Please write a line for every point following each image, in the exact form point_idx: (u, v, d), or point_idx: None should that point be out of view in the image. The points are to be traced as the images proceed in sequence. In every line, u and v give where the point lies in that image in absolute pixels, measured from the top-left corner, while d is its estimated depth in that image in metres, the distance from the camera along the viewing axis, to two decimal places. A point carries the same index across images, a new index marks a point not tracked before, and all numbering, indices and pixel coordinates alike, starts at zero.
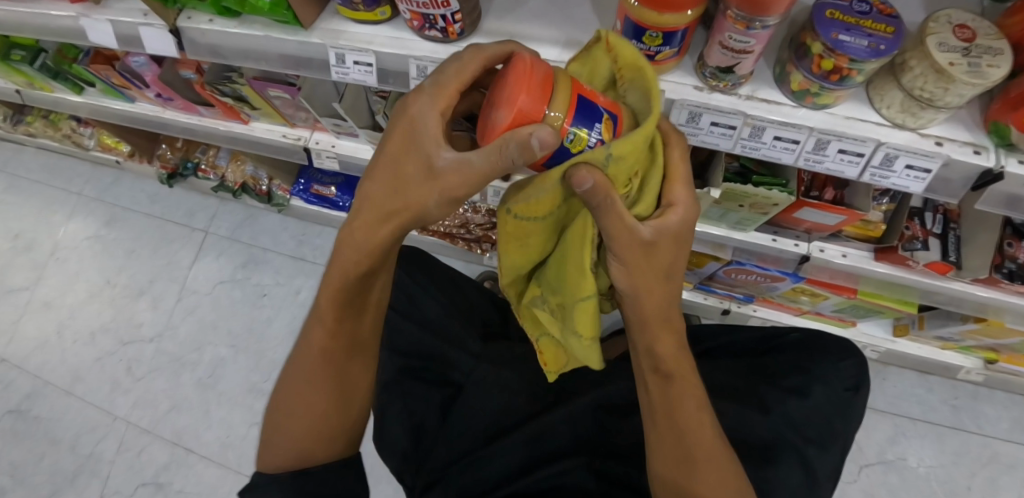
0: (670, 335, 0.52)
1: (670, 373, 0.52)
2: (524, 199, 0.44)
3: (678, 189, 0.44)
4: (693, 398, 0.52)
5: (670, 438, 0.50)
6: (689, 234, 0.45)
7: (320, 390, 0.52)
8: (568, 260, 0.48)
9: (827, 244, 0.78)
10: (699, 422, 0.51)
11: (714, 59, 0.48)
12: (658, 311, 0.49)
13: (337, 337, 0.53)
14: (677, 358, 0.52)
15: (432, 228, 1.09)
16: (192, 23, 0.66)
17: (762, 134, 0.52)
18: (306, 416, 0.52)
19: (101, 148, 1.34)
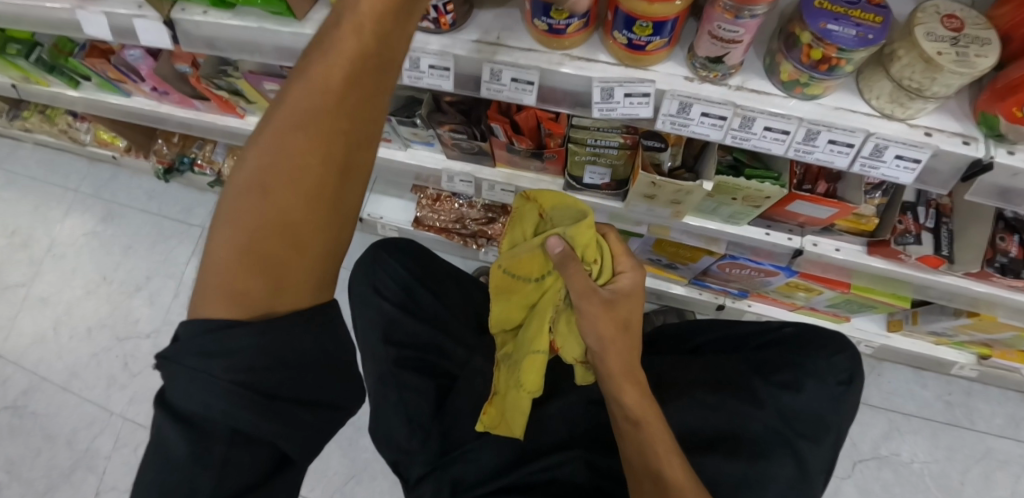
0: (633, 390, 0.57)
1: (636, 415, 0.55)
2: (511, 258, 0.69)
3: (625, 259, 0.62)
4: (662, 440, 0.53)
5: (636, 450, 0.52)
6: (640, 294, 0.61)
7: (274, 236, 0.34)
8: (536, 319, 0.69)
9: (820, 238, 0.78)
10: (674, 464, 0.51)
11: (703, 49, 0.48)
12: (623, 365, 0.58)
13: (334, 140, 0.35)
14: (643, 405, 0.56)
15: (428, 223, 1.09)
16: (188, 15, 0.66)
17: (752, 125, 0.51)
18: (267, 254, 0.35)
19: (99, 143, 1.34)
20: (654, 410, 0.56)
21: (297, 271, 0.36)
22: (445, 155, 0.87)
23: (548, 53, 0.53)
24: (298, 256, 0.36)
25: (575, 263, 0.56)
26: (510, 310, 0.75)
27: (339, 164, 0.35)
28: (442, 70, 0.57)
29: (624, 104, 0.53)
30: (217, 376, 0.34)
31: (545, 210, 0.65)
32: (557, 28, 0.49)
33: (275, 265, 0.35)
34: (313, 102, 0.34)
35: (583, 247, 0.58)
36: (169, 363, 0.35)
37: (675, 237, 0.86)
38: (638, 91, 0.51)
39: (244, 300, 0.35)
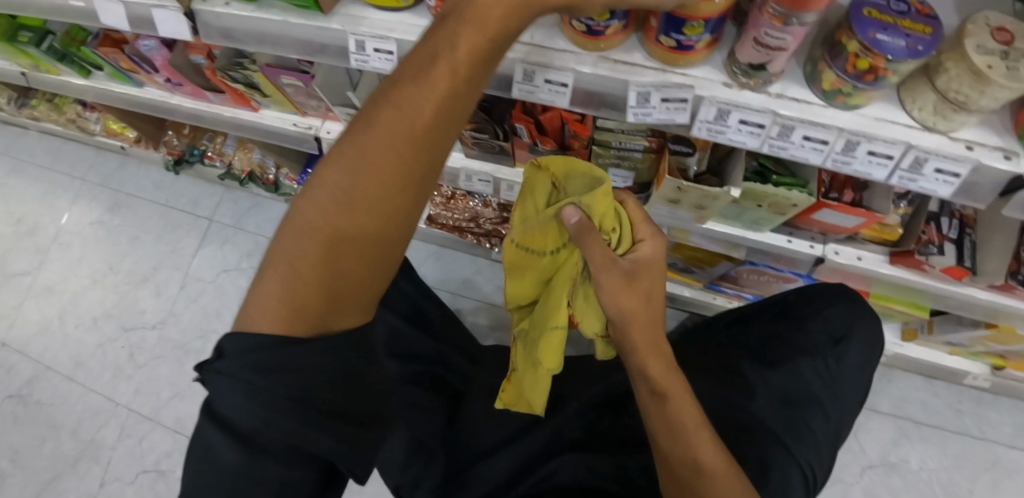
0: (660, 363, 0.56)
1: (665, 391, 0.55)
2: (524, 232, 0.66)
3: (643, 228, 0.56)
4: (690, 416, 0.54)
5: (664, 422, 0.53)
6: (661, 264, 0.56)
7: (333, 258, 0.35)
8: (553, 295, 0.67)
9: (842, 246, 0.77)
10: (704, 437, 0.53)
11: (746, 55, 0.47)
12: (649, 337, 0.56)
13: (417, 171, 0.35)
14: (667, 375, 0.56)
15: (441, 222, 1.08)
16: (207, 5, 0.64)
17: (791, 134, 0.50)
18: (329, 274, 0.35)
19: (107, 133, 1.32)
20: (679, 383, 0.56)
21: (349, 289, 0.37)
22: (464, 153, 0.85)
23: (585, 56, 0.52)
24: (359, 273, 0.37)
25: (592, 234, 0.51)
26: (531, 286, 0.73)
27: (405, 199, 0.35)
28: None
29: (660, 110, 0.52)
30: (257, 387, 0.33)
31: (557, 180, 0.60)
32: (596, 30, 0.48)
33: (328, 285, 0.36)
34: (393, 138, 0.33)
35: (601, 216, 0.53)
36: (218, 378, 0.34)
37: (695, 242, 0.85)
38: (676, 97, 0.50)
39: (300, 315, 0.36)
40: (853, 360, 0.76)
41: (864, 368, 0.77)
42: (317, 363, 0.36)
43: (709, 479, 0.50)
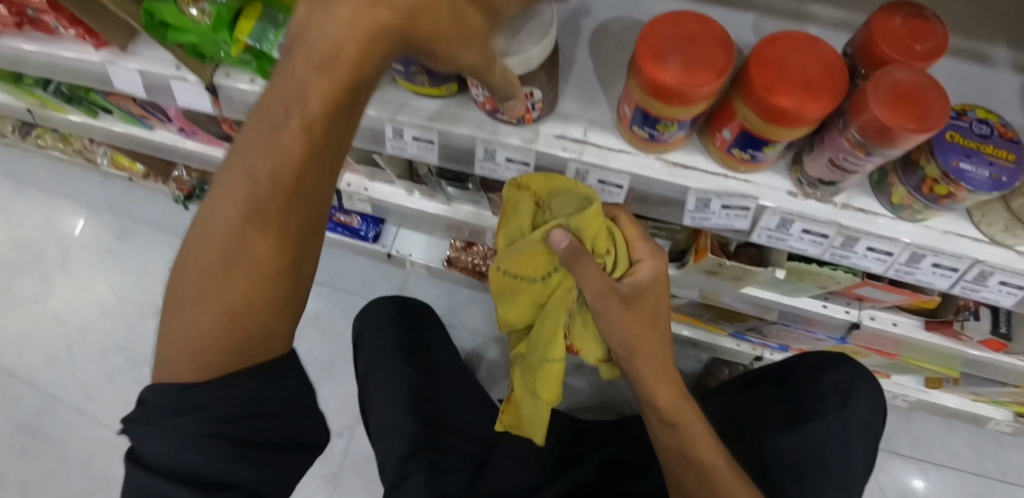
0: (670, 385, 0.59)
1: (670, 411, 0.58)
2: (513, 260, 0.60)
3: (641, 245, 0.54)
4: (703, 441, 0.58)
5: (681, 451, 0.58)
6: (663, 279, 0.55)
7: (212, 317, 0.40)
8: (549, 320, 0.64)
9: (878, 311, 0.76)
10: (709, 444, 0.59)
11: (816, 170, 0.45)
12: (653, 358, 0.57)
13: (282, 226, 0.38)
14: (672, 393, 0.59)
15: (460, 264, 1.08)
16: (231, 82, 0.60)
17: (855, 244, 0.49)
18: (221, 332, 0.40)
19: (114, 165, 1.37)
20: (683, 398, 0.60)
21: (241, 345, 0.41)
22: (492, 212, 0.84)
23: (643, 157, 0.49)
24: (253, 323, 0.41)
25: (585, 259, 0.49)
26: (525, 310, 0.69)
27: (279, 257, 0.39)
28: (521, 163, 0.53)
29: (719, 215, 0.50)
30: (191, 432, 0.40)
31: (541, 199, 0.54)
32: (660, 138, 0.46)
33: (218, 339, 0.40)
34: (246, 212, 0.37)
35: (593, 237, 0.50)
36: (141, 427, 0.40)
37: (726, 302, 0.84)
38: (738, 205, 0.48)
39: (201, 364, 0.41)
40: (863, 417, 0.78)
41: (874, 425, 0.78)
42: (240, 392, 0.42)
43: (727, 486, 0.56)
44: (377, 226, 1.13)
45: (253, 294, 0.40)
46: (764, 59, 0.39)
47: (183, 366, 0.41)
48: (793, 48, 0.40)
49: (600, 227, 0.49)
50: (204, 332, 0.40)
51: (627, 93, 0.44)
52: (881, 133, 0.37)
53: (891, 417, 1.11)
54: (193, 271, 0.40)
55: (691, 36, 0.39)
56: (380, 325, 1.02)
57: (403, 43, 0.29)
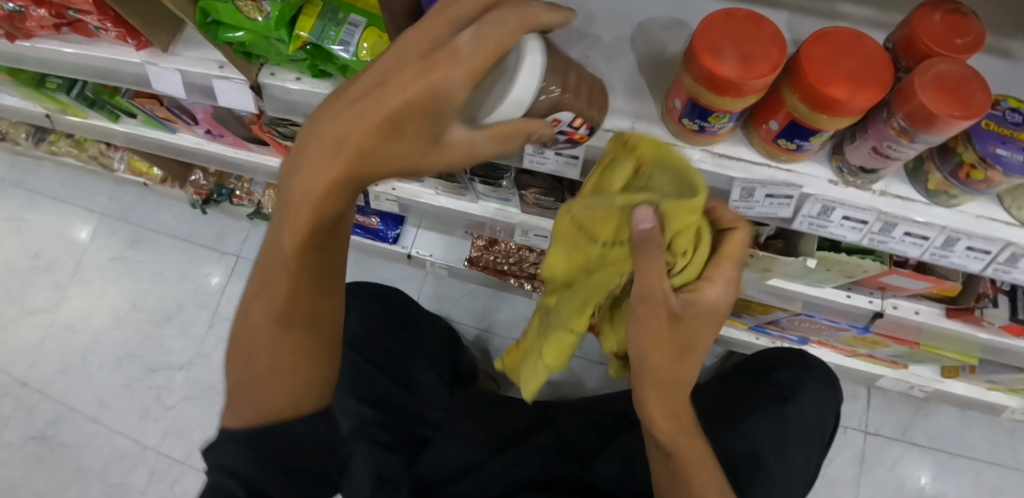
0: (679, 401, 0.52)
1: (671, 432, 0.52)
2: (588, 214, 0.46)
3: (723, 265, 0.45)
4: (697, 460, 0.54)
5: (673, 469, 0.55)
6: (722, 311, 0.46)
7: (257, 379, 0.46)
8: (582, 294, 0.53)
9: (899, 300, 0.79)
10: (703, 453, 0.55)
11: (858, 159, 0.47)
12: (670, 380, 0.49)
13: (297, 299, 0.44)
14: (675, 411, 0.52)
15: (482, 264, 1.09)
16: (277, 80, 0.61)
17: (892, 229, 0.51)
18: (264, 386, 0.46)
19: (130, 171, 1.38)
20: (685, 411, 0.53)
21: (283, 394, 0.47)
22: (522, 210, 0.85)
23: (690, 149, 0.51)
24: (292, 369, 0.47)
25: (654, 252, 0.38)
26: (570, 269, 0.55)
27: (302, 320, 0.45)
28: (570, 155, 0.55)
29: (762, 204, 0.52)
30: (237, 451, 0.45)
31: (644, 165, 0.44)
32: (709, 130, 0.48)
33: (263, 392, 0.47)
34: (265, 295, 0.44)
35: (676, 234, 0.39)
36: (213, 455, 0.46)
37: (751, 294, 0.86)
38: (781, 194, 0.50)
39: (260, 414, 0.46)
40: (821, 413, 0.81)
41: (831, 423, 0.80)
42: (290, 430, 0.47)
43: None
44: (397, 227, 1.15)
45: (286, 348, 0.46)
46: (813, 54, 0.41)
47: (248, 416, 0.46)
48: (839, 43, 0.42)
49: (693, 225, 0.38)
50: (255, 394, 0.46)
51: (679, 87, 0.46)
52: (927, 120, 0.39)
53: (907, 410, 1.14)
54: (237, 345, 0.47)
55: (745, 34, 0.41)
56: (343, 302, 0.98)
57: (362, 180, 0.34)
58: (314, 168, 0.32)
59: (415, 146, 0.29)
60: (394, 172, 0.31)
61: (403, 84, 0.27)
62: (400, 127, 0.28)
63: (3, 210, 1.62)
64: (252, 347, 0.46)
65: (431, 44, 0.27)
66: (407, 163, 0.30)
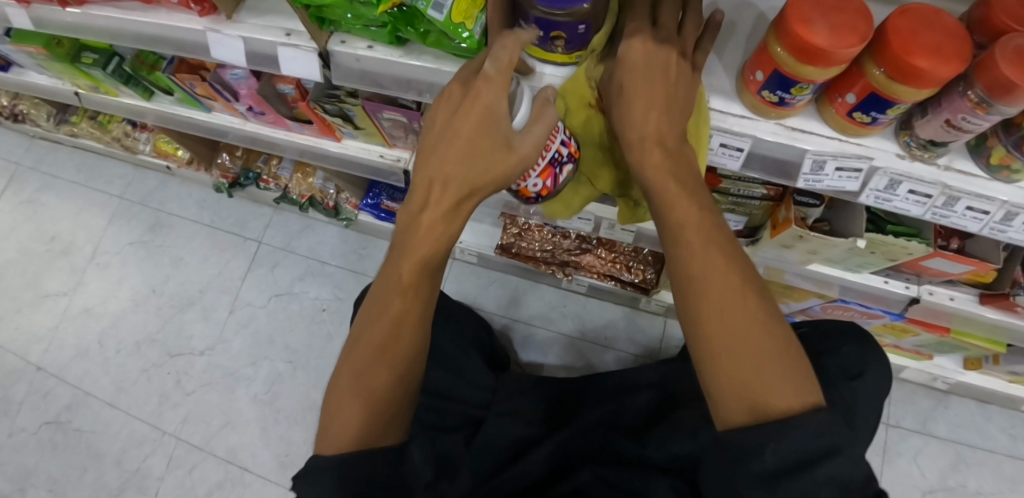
0: (723, 260, 0.43)
1: (708, 307, 0.42)
2: None
3: None
4: (764, 342, 0.41)
5: (732, 363, 0.40)
6: None
7: (347, 407, 0.56)
8: None
9: (935, 287, 0.82)
10: (783, 361, 0.40)
11: (928, 133, 0.49)
12: (690, 216, 0.44)
13: (387, 333, 0.57)
14: (720, 273, 0.42)
15: (514, 251, 1.07)
16: (348, 48, 0.63)
17: (955, 204, 0.53)
18: (354, 402, 0.56)
19: (156, 153, 1.36)
20: (747, 283, 0.42)
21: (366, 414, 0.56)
22: None
23: (762, 122, 0.54)
24: (376, 390, 0.56)
25: None
26: None
27: (389, 344, 0.57)
28: None
29: (831, 177, 0.55)
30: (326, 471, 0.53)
31: None
32: (788, 102, 0.50)
33: (351, 409, 0.56)
34: (366, 340, 0.57)
35: None
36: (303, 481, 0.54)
37: (788, 279, 0.91)
38: (851, 166, 0.53)
39: (349, 439, 0.55)
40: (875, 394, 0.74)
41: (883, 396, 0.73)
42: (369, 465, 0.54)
43: (775, 433, 0.38)
44: None
45: (374, 379, 0.56)
46: (898, 27, 0.42)
47: (342, 437, 0.55)
48: (922, 17, 0.43)
49: None
50: (352, 418, 0.56)
51: (762, 58, 0.47)
52: (1011, 95, 0.40)
53: (928, 403, 1.20)
54: (338, 384, 0.58)
55: (832, 6, 0.42)
56: None
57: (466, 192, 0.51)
58: (434, 201, 0.52)
59: (496, 150, 0.48)
60: (491, 178, 0.49)
61: (472, 114, 0.47)
62: (481, 138, 0.48)
63: (19, 193, 1.60)
64: (352, 376, 0.57)
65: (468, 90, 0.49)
66: (495, 165, 0.48)
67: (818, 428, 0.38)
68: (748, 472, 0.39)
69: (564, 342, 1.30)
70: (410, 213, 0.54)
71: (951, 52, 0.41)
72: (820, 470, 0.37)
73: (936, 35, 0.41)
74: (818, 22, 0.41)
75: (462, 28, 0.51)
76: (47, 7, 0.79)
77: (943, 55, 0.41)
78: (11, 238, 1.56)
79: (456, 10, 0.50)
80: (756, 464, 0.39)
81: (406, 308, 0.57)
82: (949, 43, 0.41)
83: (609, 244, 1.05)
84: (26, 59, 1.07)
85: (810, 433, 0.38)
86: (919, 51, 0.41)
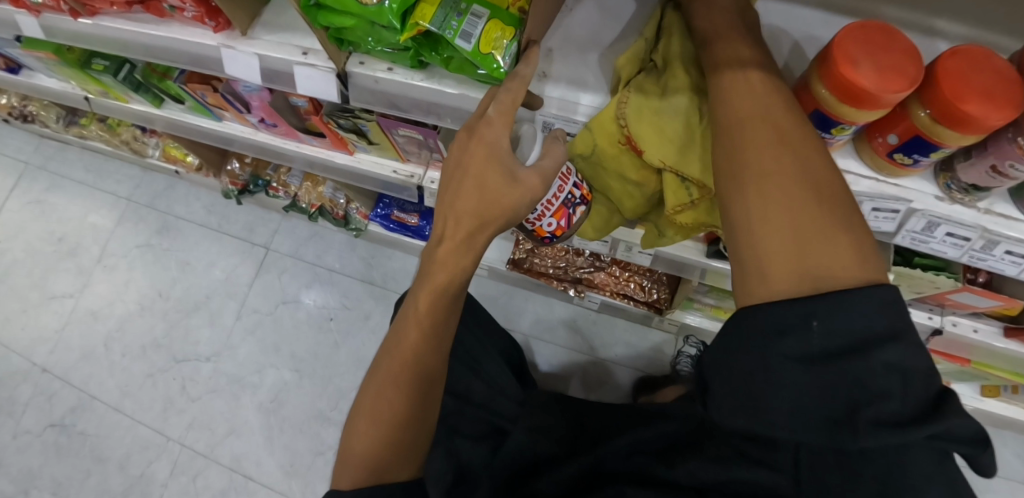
0: (769, 108, 0.38)
1: (755, 147, 0.37)
2: None
3: None
4: (821, 196, 0.35)
5: (780, 212, 0.35)
6: None
7: (364, 437, 0.58)
8: None
9: (958, 318, 0.80)
10: (846, 222, 0.35)
11: (971, 177, 0.47)
12: (739, 74, 0.40)
13: (407, 364, 0.57)
14: (765, 119, 0.38)
15: (526, 267, 1.05)
16: (367, 70, 0.62)
17: (994, 247, 0.52)
18: (377, 432, 0.57)
19: (164, 158, 1.35)
20: (802, 138, 0.37)
21: (387, 447, 0.57)
22: None
23: None
24: (395, 420, 0.57)
25: None
26: None
27: (410, 374, 0.57)
28: None
29: (867, 217, 0.54)
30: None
31: None
32: (827, 141, 0.48)
33: (368, 440, 0.57)
34: (391, 373, 0.58)
35: None
36: None
37: None
38: (888, 208, 0.52)
39: (364, 470, 0.57)
40: None
41: None
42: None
43: (826, 306, 0.33)
44: None
45: (394, 411, 0.57)
46: (947, 69, 0.40)
47: (358, 468, 0.57)
48: (972, 61, 0.40)
49: None
50: (370, 452, 0.57)
51: (804, 95, 0.45)
52: None
53: None
54: (359, 411, 0.60)
55: (882, 45, 0.40)
56: None
57: (480, 222, 0.50)
58: (448, 234, 0.52)
59: (500, 187, 0.49)
60: (500, 212, 0.49)
61: (477, 154, 0.49)
62: (485, 177, 0.49)
63: (27, 192, 1.59)
64: (372, 402, 0.59)
65: (473, 122, 0.50)
66: (501, 199, 0.49)
67: (881, 306, 0.32)
68: (780, 356, 0.35)
69: (574, 357, 1.29)
70: (431, 244, 0.55)
71: (1005, 98, 0.39)
72: (876, 358, 0.32)
73: (989, 79, 0.39)
74: (867, 60, 0.39)
75: (490, 58, 0.50)
76: (58, 17, 0.78)
77: (997, 100, 0.39)
78: (18, 238, 1.55)
79: (484, 40, 0.49)
80: (789, 344, 0.34)
81: (430, 336, 0.56)
82: (1003, 88, 0.39)
83: (622, 263, 1.04)
84: (35, 63, 1.05)
85: (869, 306, 0.32)
86: (972, 96, 0.38)
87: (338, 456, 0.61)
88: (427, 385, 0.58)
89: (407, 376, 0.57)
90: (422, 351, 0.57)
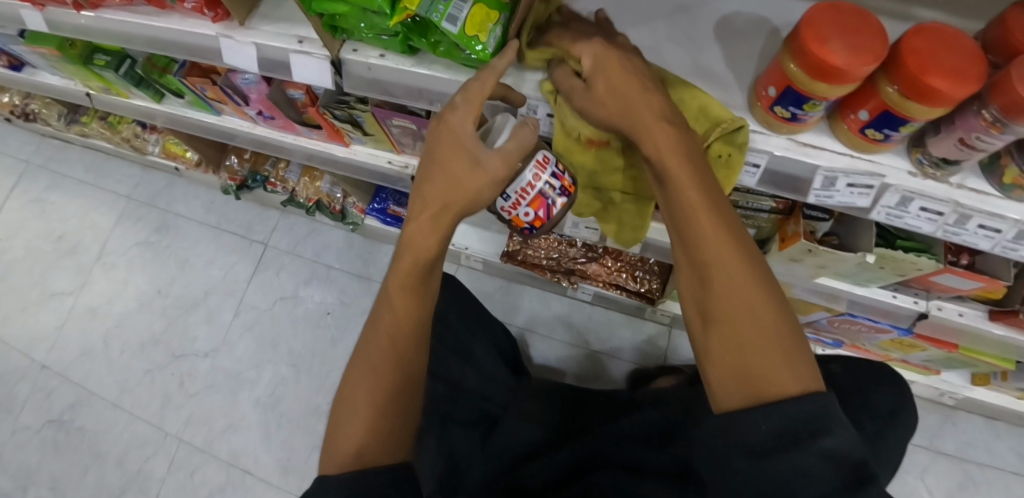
0: (720, 225, 0.43)
1: (714, 276, 0.43)
2: None
3: None
4: (760, 315, 0.41)
5: (726, 336, 0.42)
6: None
7: (349, 425, 0.58)
8: None
9: (944, 302, 0.82)
10: (781, 335, 0.41)
11: (941, 150, 0.48)
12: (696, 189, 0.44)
13: (388, 348, 0.59)
14: (720, 244, 0.43)
15: (520, 258, 1.07)
16: (360, 57, 0.64)
17: (966, 221, 0.53)
18: (361, 419, 0.57)
19: (164, 154, 1.37)
20: (751, 263, 0.42)
21: (377, 430, 0.57)
22: None
23: (775, 137, 0.54)
24: (383, 403, 0.58)
25: None
26: None
27: (392, 357, 0.58)
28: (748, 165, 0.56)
29: (842, 193, 0.54)
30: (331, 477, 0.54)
31: None
32: (801, 118, 0.49)
33: (354, 426, 0.57)
34: (372, 359, 0.59)
35: None
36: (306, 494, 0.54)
37: (797, 293, 0.92)
38: (863, 183, 0.52)
39: (353, 454, 0.56)
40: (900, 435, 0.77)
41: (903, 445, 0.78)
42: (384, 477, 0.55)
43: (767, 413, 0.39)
44: None
45: (382, 394, 0.58)
46: (914, 46, 0.41)
47: (346, 454, 0.56)
48: (939, 39, 0.42)
49: None
50: (358, 438, 0.57)
51: (778, 74, 0.47)
52: None
53: (937, 418, 1.19)
54: (341, 402, 0.60)
55: (851, 26, 0.41)
56: None
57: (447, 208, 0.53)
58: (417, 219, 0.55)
59: (465, 170, 0.51)
60: (464, 197, 0.52)
61: (443, 141, 0.51)
62: (451, 162, 0.51)
63: (28, 192, 1.61)
64: (357, 394, 0.59)
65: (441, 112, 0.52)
66: (465, 183, 0.51)
67: (812, 407, 0.38)
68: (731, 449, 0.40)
69: (570, 351, 1.30)
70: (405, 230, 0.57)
71: (969, 73, 0.40)
72: (816, 449, 0.37)
73: (955, 56, 0.41)
74: (837, 39, 0.41)
75: (476, 40, 0.51)
76: (62, 11, 0.80)
77: (961, 75, 0.40)
78: (18, 236, 1.57)
79: (470, 23, 0.51)
80: (744, 442, 0.39)
81: (410, 320, 0.59)
82: (968, 63, 0.41)
83: (615, 254, 1.05)
84: (40, 60, 1.08)
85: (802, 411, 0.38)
86: (937, 71, 0.40)
87: (323, 454, 0.59)
88: (410, 367, 0.60)
89: (390, 360, 0.58)
90: (402, 335, 0.59)
